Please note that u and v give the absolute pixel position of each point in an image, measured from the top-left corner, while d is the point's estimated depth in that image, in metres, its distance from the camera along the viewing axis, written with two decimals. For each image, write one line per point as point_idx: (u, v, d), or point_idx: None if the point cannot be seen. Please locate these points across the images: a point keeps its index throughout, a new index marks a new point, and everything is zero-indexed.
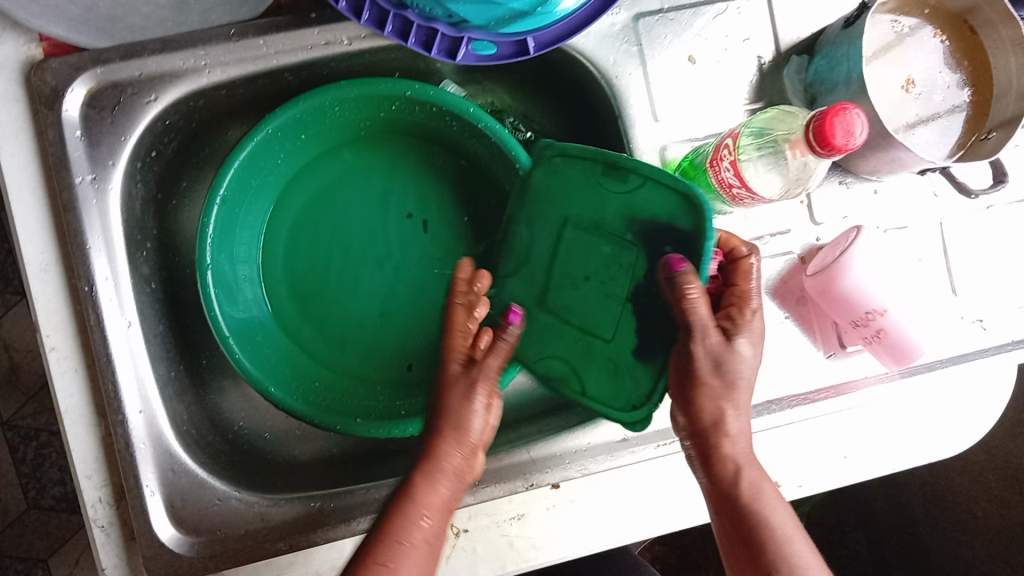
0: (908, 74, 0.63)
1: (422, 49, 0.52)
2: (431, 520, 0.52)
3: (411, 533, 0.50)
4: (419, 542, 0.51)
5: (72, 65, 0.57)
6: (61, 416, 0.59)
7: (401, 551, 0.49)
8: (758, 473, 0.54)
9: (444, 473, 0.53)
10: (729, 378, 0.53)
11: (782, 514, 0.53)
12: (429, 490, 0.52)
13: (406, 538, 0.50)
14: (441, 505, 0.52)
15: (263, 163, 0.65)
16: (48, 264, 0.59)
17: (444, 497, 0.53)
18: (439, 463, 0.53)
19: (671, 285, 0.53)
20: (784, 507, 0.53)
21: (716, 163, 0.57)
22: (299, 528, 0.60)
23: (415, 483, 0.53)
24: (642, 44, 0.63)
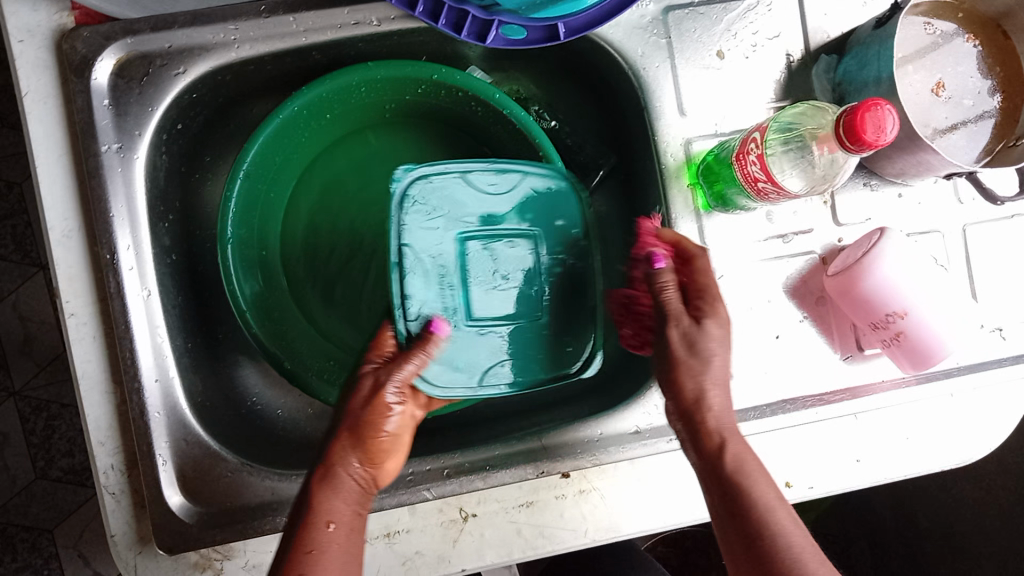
0: (938, 78, 0.62)
1: (452, 31, 0.52)
2: (341, 536, 0.50)
3: (322, 540, 0.49)
4: (333, 548, 0.49)
5: (103, 34, 0.58)
6: (77, 382, 0.59)
7: (318, 558, 0.48)
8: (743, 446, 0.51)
9: (343, 484, 0.53)
10: (706, 355, 0.54)
11: (770, 491, 0.49)
12: (332, 500, 0.52)
13: (319, 546, 0.49)
14: (347, 519, 0.52)
15: (288, 141, 0.65)
16: (71, 231, 0.59)
17: (348, 508, 0.52)
18: (336, 475, 0.54)
19: (648, 280, 0.57)
20: (771, 482, 0.50)
21: (742, 158, 0.56)
22: None
23: (320, 492, 0.52)
24: (671, 37, 0.63)
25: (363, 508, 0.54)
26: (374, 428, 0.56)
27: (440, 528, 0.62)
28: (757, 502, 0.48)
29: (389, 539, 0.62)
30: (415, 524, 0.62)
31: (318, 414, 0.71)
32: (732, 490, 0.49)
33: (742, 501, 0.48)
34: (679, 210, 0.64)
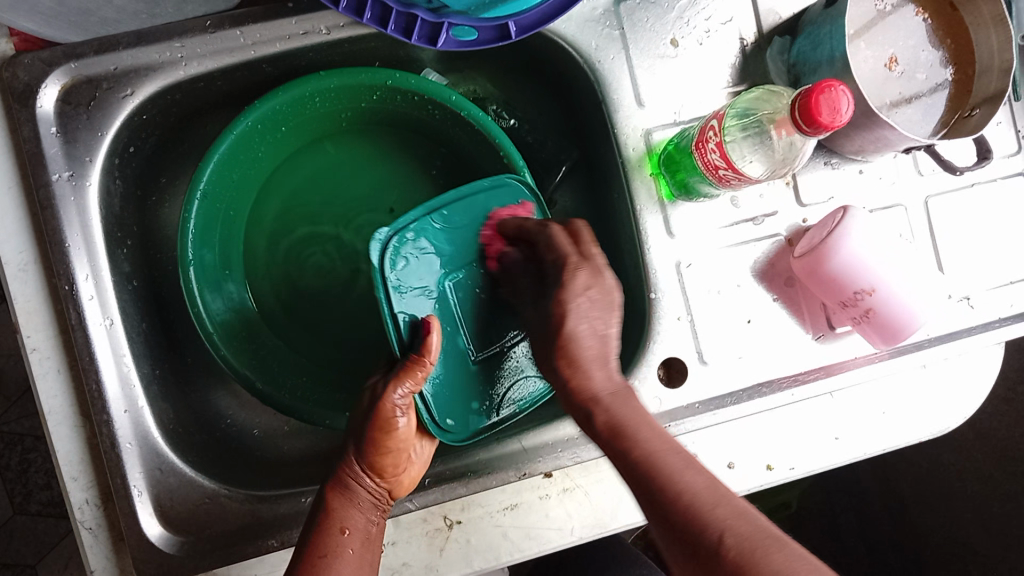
0: (890, 53, 0.63)
1: (401, 35, 0.51)
2: (355, 543, 0.55)
3: (337, 548, 0.54)
4: (347, 555, 0.54)
5: (44, 60, 0.56)
6: (44, 417, 0.58)
7: (333, 561, 0.53)
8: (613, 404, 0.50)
9: (360, 496, 0.58)
10: (591, 262, 0.54)
11: (663, 440, 0.48)
12: (348, 511, 0.57)
13: (335, 551, 0.54)
14: (360, 527, 0.56)
15: (245, 155, 0.64)
16: (27, 265, 0.58)
17: (363, 519, 0.57)
18: (352, 488, 0.58)
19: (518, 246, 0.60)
20: (658, 429, 0.48)
21: (701, 146, 0.56)
22: (276, 526, 0.60)
23: (336, 503, 0.57)
24: (624, 28, 0.63)
25: (379, 515, 0.58)
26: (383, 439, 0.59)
27: (425, 538, 0.61)
28: (645, 447, 0.47)
29: None
30: (401, 536, 0.62)
31: (295, 431, 0.70)
32: (618, 441, 0.48)
33: (633, 455, 0.47)
34: (643, 201, 0.64)
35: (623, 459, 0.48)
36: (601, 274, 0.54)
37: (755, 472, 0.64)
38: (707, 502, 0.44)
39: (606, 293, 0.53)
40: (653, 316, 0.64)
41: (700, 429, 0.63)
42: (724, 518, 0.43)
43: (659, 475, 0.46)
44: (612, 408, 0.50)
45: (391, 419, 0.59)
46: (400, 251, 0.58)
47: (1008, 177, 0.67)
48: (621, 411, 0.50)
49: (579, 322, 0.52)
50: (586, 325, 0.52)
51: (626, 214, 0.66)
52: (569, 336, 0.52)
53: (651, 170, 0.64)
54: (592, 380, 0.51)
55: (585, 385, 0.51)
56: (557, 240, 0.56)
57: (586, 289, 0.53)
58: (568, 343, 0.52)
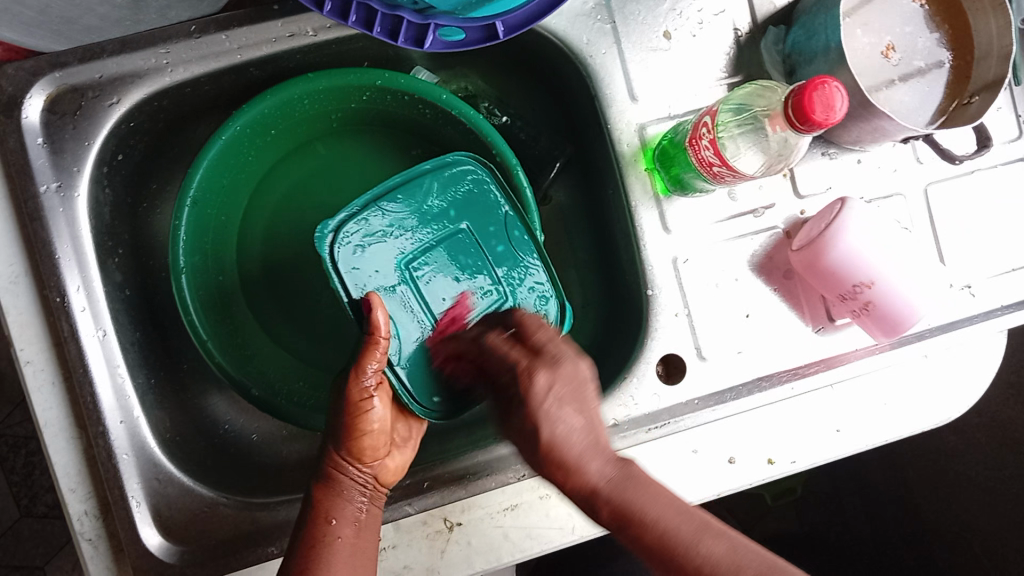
0: (888, 40, 0.62)
1: (387, 37, 0.50)
2: (345, 532, 0.54)
3: (325, 540, 0.53)
4: (337, 544, 0.53)
5: (29, 70, 0.56)
6: (40, 430, 0.58)
7: (324, 554, 0.52)
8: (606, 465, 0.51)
9: (346, 480, 0.56)
10: (550, 356, 0.53)
11: (673, 513, 0.49)
12: (334, 500, 0.55)
13: (323, 543, 0.53)
14: (349, 515, 0.55)
15: (235, 160, 0.63)
16: (17, 277, 0.57)
17: (350, 505, 0.56)
18: (337, 478, 0.56)
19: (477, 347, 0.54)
20: (665, 501, 0.49)
21: (695, 142, 0.54)
22: (257, 539, 0.59)
23: (321, 493, 0.56)
24: (616, 21, 0.62)
25: (368, 500, 0.57)
26: (361, 427, 0.56)
27: (426, 540, 0.61)
28: (660, 527, 0.48)
29: None
30: (401, 539, 0.61)
31: (293, 435, 0.70)
32: (628, 524, 0.49)
33: (647, 535, 0.48)
34: (638, 197, 0.63)
35: (635, 540, 0.49)
36: (571, 375, 0.53)
37: (757, 466, 0.63)
38: (726, 566, 0.46)
39: (575, 382, 0.53)
40: (651, 313, 0.63)
41: (701, 425, 0.63)
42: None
43: (676, 552, 0.47)
44: (615, 488, 0.50)
45: (365, 405, 0.55)
46: (354, 236, 0.55)
47: (1009, 163, 0.66)
48: (624, 486, 0.50)
49: (558, 425, 0.51)
50: (563, 420, 0.51)
51: (621, 210, 0.65)
52: (550, 442, 0.51)
53: (645, 165, 0.63)
54: (589, 469, 0.51)
55: (583, 483, 0.50)
56: (500, 348, 0.53)
57: (551, 390, 0.52)
58: (551, 447, 0.51)
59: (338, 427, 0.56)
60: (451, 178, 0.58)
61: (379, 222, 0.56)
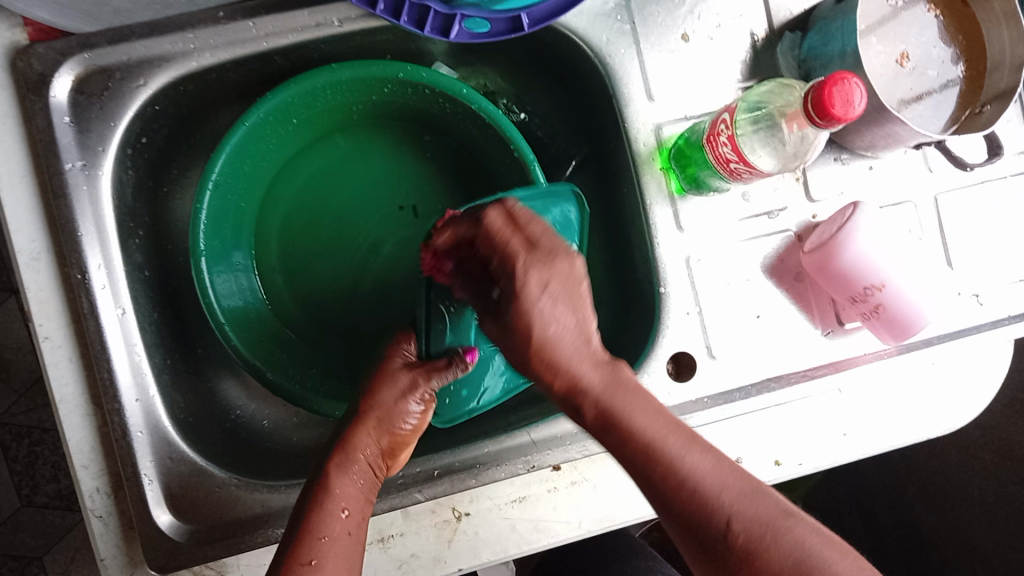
0: (901, 49, 0.63)
1: (415, 27, 0.52)
2: (353, 524, 0.54)
3: (333, 527, 0.52)
4: (341, 535, 0.52)
5: (58, 50, 0.57)
6: (55, 406, 0.58)
7: (334, 543, 0.51)
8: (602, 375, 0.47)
9: (358, 467, 0.57)
10: (544, 247, 0.47)
11: (658, 419, 0.46)
12: (347, 487, 0.55)
13: (333, 532, 0.52)
14: (357, 507, 0.55)
15: (257, 146, 0.64)
16: (38, 254, 0.58)
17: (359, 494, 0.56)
18: (354, 460, 0.57)
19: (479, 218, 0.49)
20: (655, 410, 0.46)
21: (712, 139, 0.55)
22: (261, 522, 0.59)
23: (336, 476, 0.55)
24: (635, 22, 0.63)
25: (373, 495, 0.57)
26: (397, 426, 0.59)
27: (433, 530, 0.61)
28: (643, 436, 0.45)
29: (383, 543, 0.61)
30: (409, 527, 0.62)
31: (303, 422, 0.70)
32: (614, 430, 0.46)
33: (631, 445, 0.46)
34: (653, 196, 0.64)
35: (619, 446, 0.46)
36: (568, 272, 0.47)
37: (763, 467, 0.64)
38: (713, 488, 0.44)
39: (570, 280, 0.47)
40: (663, 310, 0.64)
41: (707, 424, 0.64)
42: (728, 501, 0.44)
43: (661, 465, 0.45)
44: (605, 391, 0.47)
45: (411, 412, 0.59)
46: None
47: (1019, 174, 0.67)
48: (613, 393, 0.46)
49: (550, 323, 0.46)
50: (556, 317, 0.46)
51: (636, 208, 0.66)
52: (544, 342, 0.46)
53: (661, 165, 0.64)
54: (579, 370, 0.47)
55: (572, 380, 0.47)
56: (494, 228, 0.48)
57: (545, 287, 0.46)
58: (543, 345, 0.46)
59: (386, 415, 0.58)
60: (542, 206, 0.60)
61: None
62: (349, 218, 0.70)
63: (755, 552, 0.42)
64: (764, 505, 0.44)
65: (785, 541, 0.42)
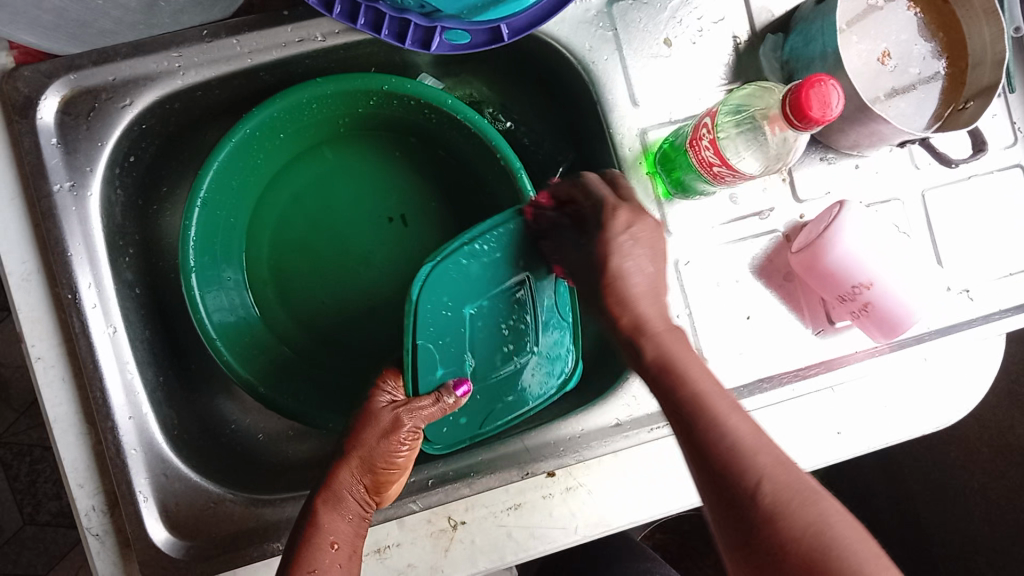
0: (883, 47, 0.63)
1: (395, 40, 0.52)
2: (341, 558, 0.55)
3: (319, 565, 0.53)
4: (328, 569, 0.54)
5: (44, 72, 0.57)
6: (50, 425, 0.58)
7: None
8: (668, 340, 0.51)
9: (346, 502, 0.58)
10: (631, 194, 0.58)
11: (713, 383, 0.49)
12: (336, 523, 0.56)
13: (317, 570, 0.53)
14: (346, 540, 0.56)
15: (245, 162, 0.64)
16: (29, 274, 0.58)
17: (350, 528, 0.57)
18: (341, 496, 0.57)
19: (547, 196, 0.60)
20: (708, 369, 0.50)
21: (696, 143, 0.55)
22: (258, 536, 0.60)
23: (322, 513, 0.56)
24: (617, 28, 0.64)
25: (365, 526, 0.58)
26: (385, 463, 0.59)
27: (430, 539, 0.61)
28: (698, 393, 0.48)
29: (380, 555, 0.61)
30: (405, 537, 0.62)
31: (299, 435, 0.71)
32: (663, 380, 0.50)
33: (680, 394, 0.49)
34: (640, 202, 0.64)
35: (669, 395, 0.49)
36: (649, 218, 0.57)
37: None
38: (750, 446, 0.45)
39: (655, 232, 0.55)
40: None
41: None
42: (763, 465, 0.45)
43: (704, 420, 0.47)
44: (657, 346, 0.51)
45: (400, 447, 0.59)
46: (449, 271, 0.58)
47: (1005, 169, 0.67)
48: (679, 345, 0.51)
49: (626, 258, 0.54)
50: (635, 254, 0.54)
51: None
52: (615, 273, 0.53)
53: (647, 169, 0.64)
54: (646, 315, 0.52)
55: (637, 318, 0.52)
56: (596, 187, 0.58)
57: (628, 227, 0.55)
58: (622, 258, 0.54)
59: (370, 450, 0.59)
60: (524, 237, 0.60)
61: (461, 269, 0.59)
62: (340, 232, 0.70)
63: (780, 514, 0.43)
64: (795, 478, 0.44)
65: (808, 511, 0.43)
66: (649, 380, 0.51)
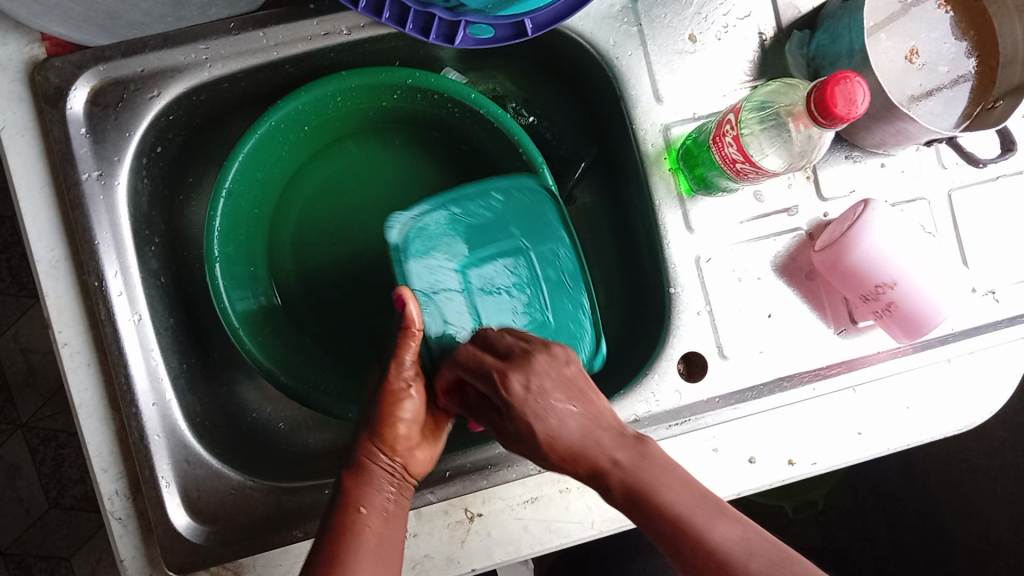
0: (911, 45, 0.62)
1: (419, 35, 0.53)
2: (374, 520, 0.51)
3: (356, 531, 0.50)
4: (367, 537, 0.50)
5: (75, 63, 0.58)
6: (75, 410, 0.60)
7: (352, 542, 0.49)
8: (631, 453, 0.49)
9: (371, 470, 0.54)
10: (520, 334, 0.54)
11: (684, 487, 0.47)
12: (363, 491, 0.53)
13: (354, 532, 0.50)
14: (378, 507, 0.52)
15: (270, 154, 0.65)
16: (58, 262, 0.60)
17: (380, 496, 0.53)
18: (364, 466, 0.54)
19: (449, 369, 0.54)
20: (682, 480, 0.47)
21: (718, 139, 0.54)
22: (273, 526, 0.60)
23: (350, 485, 0.53)
24: (642, 24, 0.64)
25: (398, 492, 0.54)
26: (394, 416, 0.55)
27: (447, 530, 0.62)
28: (665, 501, 0.46)
29: None
30: (422, 528, 0.62)
31: (319, 424, 0.71)
32: (639, 499, 0.47)
33: (660, 517, 0.46)
34: (662, 198, 0.64)
35: (647, 517, 0.46)
36: (559, 359, 0.52)
37: (776, 467, 0.64)
38: (740, 556, 0.42)
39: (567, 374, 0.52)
40: (674, 311, 0.64)
41: (719, 423, 0.64)
42: (760, 569, 0.42)
43: (691, 543, 0.44)
44: (630, 465, 0.48)
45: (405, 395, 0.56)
46: (430, 226, 0.58)
47: None
48: (639, 465, 0.48)
49: (559, 412, 0.50)
50: (557, 411, 0.50)
51: (644, 209, 0.66)
52: (551, 433, 0.50)
53: (670, 165, 0.64)
54: (597, 450, 0.49)
55: (593, 462, 0.49)
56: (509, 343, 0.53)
57: (557, 368, 0.52)
58: (550, 441, 0.50)
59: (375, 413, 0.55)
60: (521, 208, 0.60)
61: (446, 226, 0.58)
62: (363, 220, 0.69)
63: None
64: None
65: None
66: (625, 508, 0.48)
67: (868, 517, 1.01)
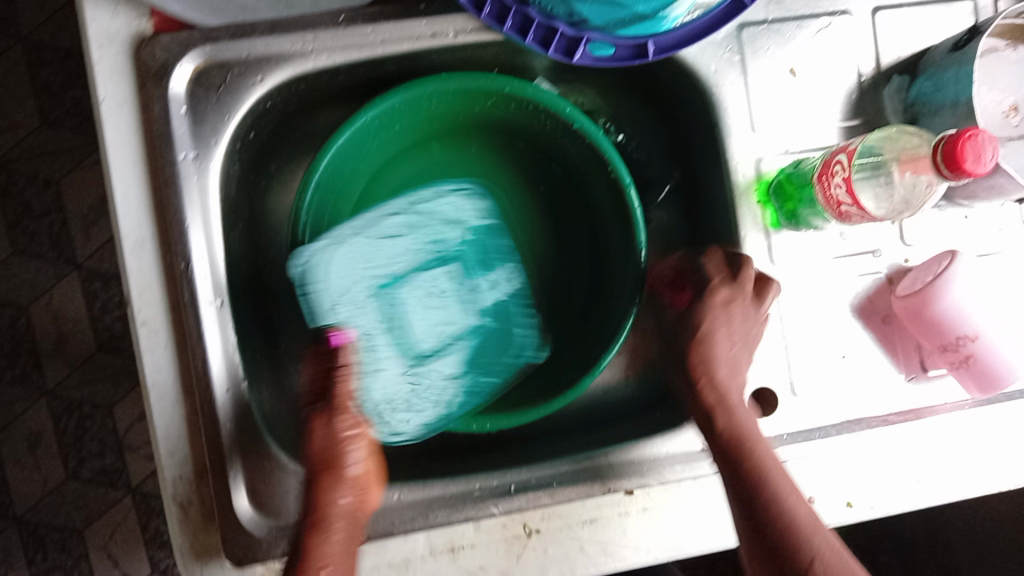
0: (1011, 100, 0.63)
1: (539, 46, 0.53)
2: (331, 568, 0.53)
3: None
4: None
5: (182, 42, 0.58)
6: (147, 389, 0.60)
7: None
8: (729, 416, 0.58)
9: (333, 516, 0.55)
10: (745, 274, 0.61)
11: (771, 455, 0.57)
12: (324, 544, 0.53)
13: None
14: (338, 556, 0.54)
15: (360, 148, 0.65)
16: (144, 238, 0.59)
17: (337, 542, 0.54)
18: (325, 513, 0.55)
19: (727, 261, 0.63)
20: (771, 451, 0.57)
21: (825, 180, 0.54)
22: None
23: (314, 538, 0.54)
24: (744, 53, 0.64)
25: (354, 529, 0.56)
26: (341, 455, 0.57)
27: (503, 543, 0.61)
28: (759, 464, 0.56)
29: (453, 554, 0.61)
30: (479, 539, 0.61)
31: None
32: (733, 452, 0.57)
33: (748, 468, 0.56)
34: (749, 226, 0.64)
35: (738, 469, 0.56)
36: (752, 316, 0.61)
37: (834, 509, 0.64)
38: (806, 527, 0.54)
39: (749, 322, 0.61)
40: None
41: (783, 460, 0.64)
42: (818, 545, 0.53)
43: (765, 496, 0.55)
44: (730, 429, 0.58)
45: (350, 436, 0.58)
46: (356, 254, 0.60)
47: None
48: (743, 423, 0.58)
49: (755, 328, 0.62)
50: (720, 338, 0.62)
51: (726, 236, 0.66)
52: (707, 339, 0.62)
53: (758, 200, 0.64)
54: (729, 392, 0.60)
55: (721, 396, 0.60)
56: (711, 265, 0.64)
57: (727, 306, 0.61)
58: (708, 369, 0.61)
59: (323, 456, 0.57)
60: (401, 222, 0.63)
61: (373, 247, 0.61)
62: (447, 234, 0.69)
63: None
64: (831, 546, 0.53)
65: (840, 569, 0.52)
66: (719, 451, 0.57)
67: (879, 556, 1.07)
